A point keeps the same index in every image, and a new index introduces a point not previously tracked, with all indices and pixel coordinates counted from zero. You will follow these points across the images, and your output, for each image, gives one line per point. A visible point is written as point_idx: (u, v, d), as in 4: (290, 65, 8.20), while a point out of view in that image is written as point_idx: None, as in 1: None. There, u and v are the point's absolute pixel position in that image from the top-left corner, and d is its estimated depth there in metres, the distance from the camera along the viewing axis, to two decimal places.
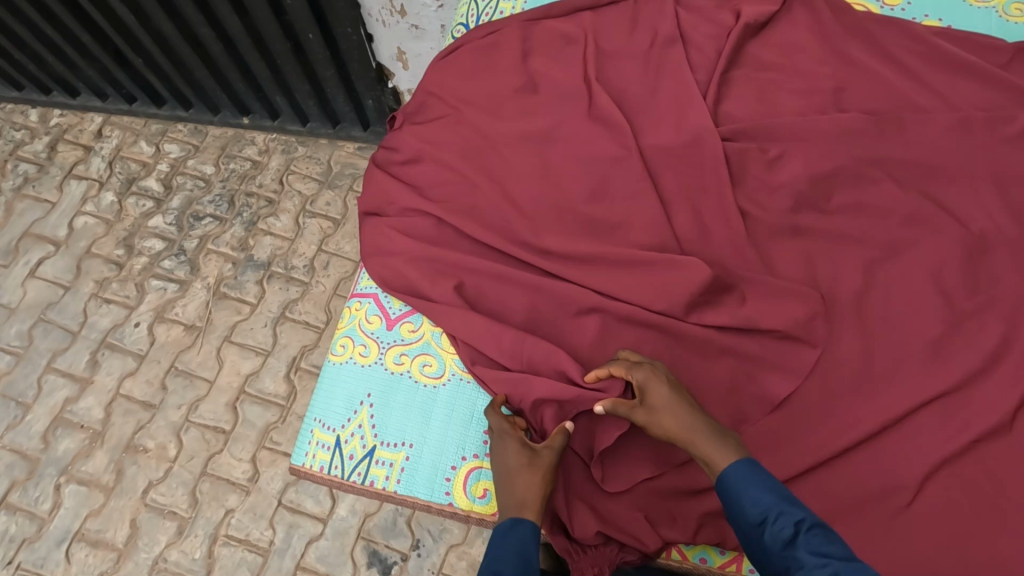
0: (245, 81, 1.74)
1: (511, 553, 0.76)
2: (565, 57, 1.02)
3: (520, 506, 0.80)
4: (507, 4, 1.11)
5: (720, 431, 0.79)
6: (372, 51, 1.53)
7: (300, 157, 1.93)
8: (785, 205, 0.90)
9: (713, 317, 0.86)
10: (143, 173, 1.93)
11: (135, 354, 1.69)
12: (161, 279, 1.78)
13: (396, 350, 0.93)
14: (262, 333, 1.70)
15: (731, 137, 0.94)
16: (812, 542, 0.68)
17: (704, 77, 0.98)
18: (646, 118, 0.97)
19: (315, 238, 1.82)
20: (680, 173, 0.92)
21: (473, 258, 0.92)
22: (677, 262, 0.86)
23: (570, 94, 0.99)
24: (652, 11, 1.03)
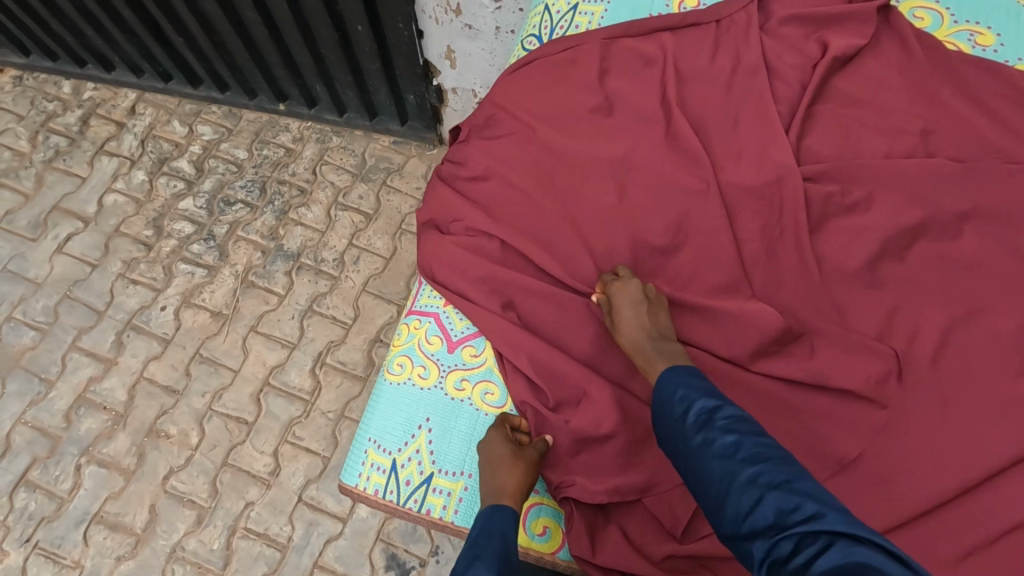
0: (285, 69, 1.69)
1: (494, 535, 0.73)
2: (642, 80, 0.99)
3: (494, 496, 0.79)
4: (583, 19, 1.07)
5: (664, 347, 0.83)
6: (420, 48, 1.49)
7: (335, 147, 1.90)
8: (864, 253, 0.88)
9: (781, 369, 0.84)
10: (175, 154, 1.90)
11: (161, 338, 1.67)
12: (189, 263, 1.76)
13: (457, 375, 0.92)
14: (289, 325, 1.68)
15: (812, 178, 0.91)
16: (723, 421, 0.73)
17: (786, 111, 0.95)
18: (724, 149, 0.94)
19: (347, 232, 1.79)
20: (757, 211, 0.90)
21: (540, 289, 0.90)
22: (753, 313, 0.85)
23: (646, 121, 0.96)
24: (735, 37, 1.00)
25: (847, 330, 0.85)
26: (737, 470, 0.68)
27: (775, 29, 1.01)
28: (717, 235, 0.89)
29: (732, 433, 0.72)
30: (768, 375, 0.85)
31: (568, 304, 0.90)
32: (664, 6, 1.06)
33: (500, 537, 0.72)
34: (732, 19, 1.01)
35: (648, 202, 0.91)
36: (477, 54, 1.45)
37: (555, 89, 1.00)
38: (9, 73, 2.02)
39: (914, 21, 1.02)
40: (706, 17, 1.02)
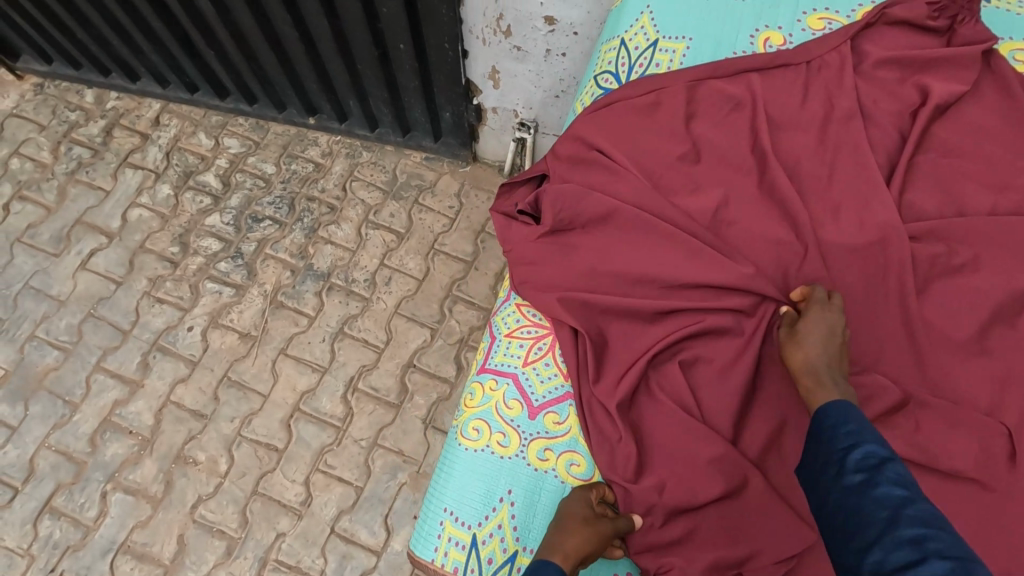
0: (319, 84, 1.64)
1: None
2: (729, 126, 0.87)
3: (547, 549, 0.75)
4: (665, 57, 0.94)
5: (842, 386, 0.74)
6: (464, 68, 1.44)
7: (365, 163, 1.85)
8: (974, 318, 0.78)
9: (887, 445, 0.73)
10: (201, 167, 1.85)
11: (188, 359, 1.63)
12: (216, 282, 1.71)
13: (539, 444, 0.86)
14: (320, 349, 1.64)
15: (920, 238, 0.80)
16: (896, 474, 0.64)
17: (885, 160, 0.84)
18: (816, 192, 0.84)
19: (378, 252, 1.75)
20: (862, 271, 0.80)
21: (627, 357, 0.85)
22: (859, 386, 0.76)
23: (724, 165, 0.87)
24: (826, 80, 0.87)
25: (955, 404, 0.75)
26: (901, 523, 0.59)
27: (875, 67, 0.87)
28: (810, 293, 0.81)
29: (903, 488, 0.62)
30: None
31: (657, 372, 0.85)
32: (748, 43, 0.92)
33: None
34: (824, 61, 0.88)
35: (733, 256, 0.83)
36: (523, 75, 1.40)
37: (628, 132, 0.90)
38: (31, 81, 1.97)
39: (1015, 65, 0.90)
40: (795, 55, 0.89)
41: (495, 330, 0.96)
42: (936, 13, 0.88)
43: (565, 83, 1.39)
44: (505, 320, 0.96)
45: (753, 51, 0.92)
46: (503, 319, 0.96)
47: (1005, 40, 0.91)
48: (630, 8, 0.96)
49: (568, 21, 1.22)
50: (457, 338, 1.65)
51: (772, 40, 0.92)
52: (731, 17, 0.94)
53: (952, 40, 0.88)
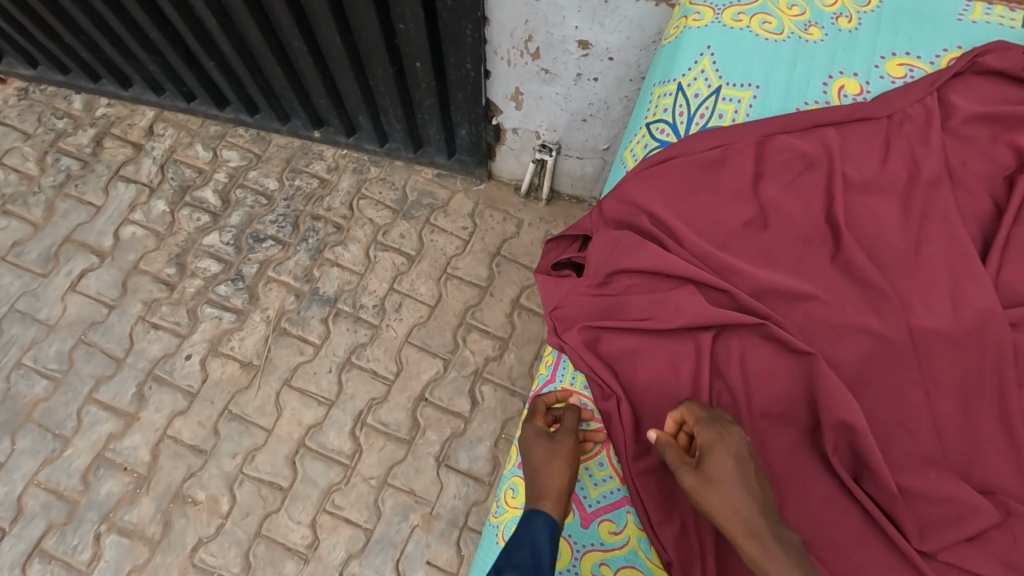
0: (328, 98, 1.54)
1: (523, 547, 0.69)
2: (802, 190, 0.81)
3: (537, 496, 0.74)
4: (727, 106, 0.86)
5: (776, 529, 0.65)
6: (486, 88, 1.35)
7: (373, 179, 1.75)
8: None
9: (978, 563, 0.66)
10: (198, 182, 1.75)
11: (186, 391, 1.54)
12: (215, 306, 1.62)
13: (593, 559, 0.76)
14: (327, 380, 1.55)
15: (1021, 324, 0.73)
16: None
17: (977, 233, 0.78)
18: (892, 266, 0.77)
19: (387, 276, 1.66)
20: (953, 362, 0.73)
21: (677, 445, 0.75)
22: (954, 500, 0.68)
23: (795, 232, 0.79)
24: (910, 138, 0.80)
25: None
26: None
27: (964, 125, 0.80)
28: (887, 382, 0.73)
29: None
30: (954, 567, 0.67)
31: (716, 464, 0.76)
32: (821, 91, 0.85)
33: (533, 551, 0.68)
34: (908, 114, 0.81)
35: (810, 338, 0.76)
36: (550, 98, 1.31)
37: (690, 195, 0.82)
38: (16, 85, 1.86)
39: None
40: (875, 107, 0.81)
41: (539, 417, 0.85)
42: None
43: (594, 107, 1.29)
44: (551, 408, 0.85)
45: (827, 101, 0.84)
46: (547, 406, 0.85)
47: None
48: (690, 47, 0.88)
49: (605, 46, 1.13)
50: (472, 369, 1.56)
51: (847, 88, 0.84)
52: (803, 61, 0.85)
53: None
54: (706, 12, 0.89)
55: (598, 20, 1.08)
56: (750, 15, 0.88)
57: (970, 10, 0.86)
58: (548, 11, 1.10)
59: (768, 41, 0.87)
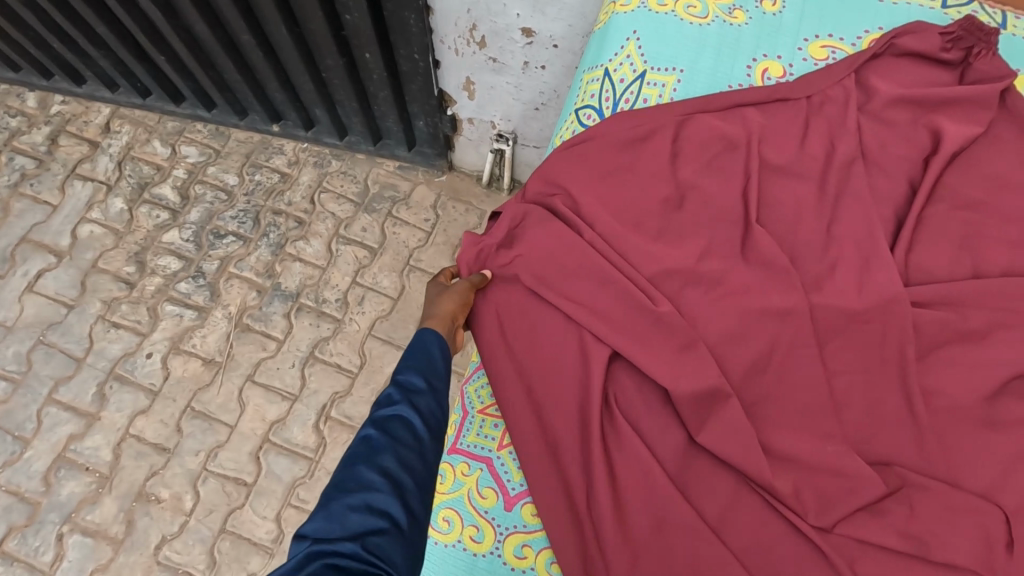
0: (284, 92, 1.52)
1: (416, 353, 0.76)
2: (722, 172, 0.81)
3: (425, 319, 0.80)
4: (652, 90, 0.86)
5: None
6: (437, 78, 1.35)
7: (334, 172, 1.74)
8: (977, 391, 0.72)
9: (879, 535, 0.68)
10: (157, 179, 1.73)
11: (148, 390, 1.53)
12: (176, 304, 1.61)
13: (516, 540, 0.77)
14: (290, 375, 1.55)
15: (928, 299, 0.74)
16: None
17: (892, 212, 0.79)
18: (807, 245, 0.78)
19: (349, 269, 1.65)
20: (861, 339, 0.74)
21: (569, 423, 0.76)
22: (846, 474, 0.70)
23: (717, 213, 0.80)
24: (829, 119, 0.81)
25: (962, 491, 0.69)
26: None
27: (881, 105, 0.81)
28: (801, 360, 0.74)
29: None
30: (854, 540, 0.69)
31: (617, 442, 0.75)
32: (745, 74, 0.85)
33: (424, 358, 0.76)
34: (828, 96, 0.82)
35: (731, 313, 0.76)
36: (501, 87, 1.31)
37: (612, 178, 0.83)
38: None
39: None
40: (795, 89, 0.83)
41: (467, 403, 0.86)
42: (949, 44, 0.82)
43: (545, 96, 1.29)
44: (478, 393, 0.86)
45: (750, 83, 0.85)
46: (474, 392, 0.86)
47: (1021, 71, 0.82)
48: (616, 32, 0.88)
49: (548, 34, 1.12)
50: None
51: (771, 71, 0.85)
52: (727, 46, 0.86)
53: (965, 74, 0.82)
54: None
55: (539, 8, 1.08)
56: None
57: None
58: None
59: (692, 25, 0.88)
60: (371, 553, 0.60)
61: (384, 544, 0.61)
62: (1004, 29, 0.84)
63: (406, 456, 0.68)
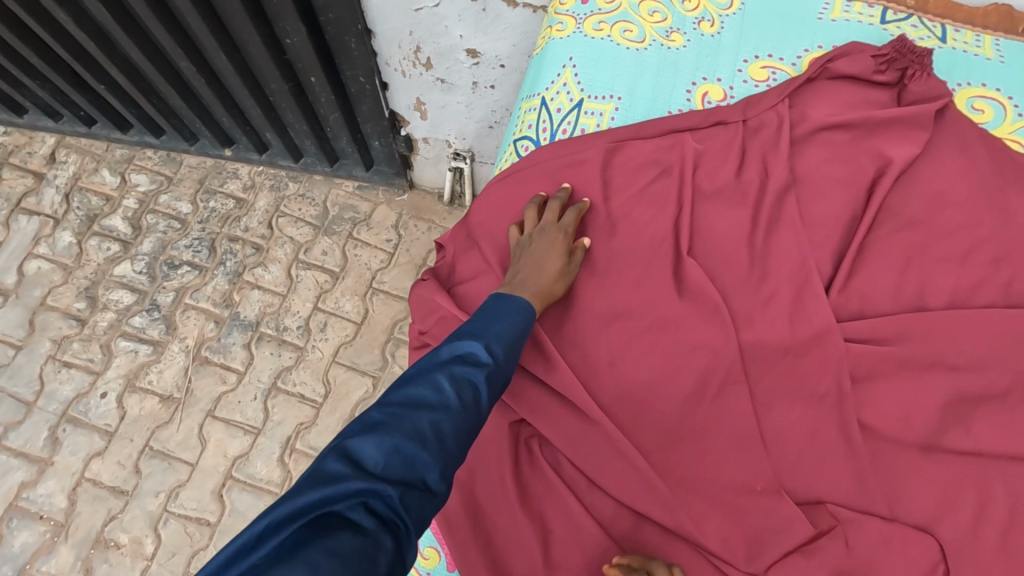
0: (231, 117, 1.47)
1: (510, 328, 0.69)
2: (655, 203, 0.79)
3: (535, 293, 0.73)
4: (590, 119, 0.85)
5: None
6: (386, 100, 1.32)
7: (292, 196, 1.70)
8: (916, 421, 0.69)
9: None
10: (106, 210, 1.67)
11: (103, 430, 1.48)
12: (131, 339, 1.55)
13: None
14: (252, 408, 1.50)
15: (866, 327, 0.72)
16: None
17: (827, 235, 0.76)
18: (744, 274, 0.76)
19: (311, 295, 1.61)
20: (797, 371, 0.72)
21: (497, 471, 0.73)
22: (772, 513, 0.68)
23: (653, 240, 0.78)
24: (763, 143, 0.79)
25: (912, 526, 0.66)
26: None
27: (820, 126, 0.79)
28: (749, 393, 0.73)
29: None
30: None
31: (550, 492, 0.73)
32: (685, 99, 0.84)
33: (512, 331, 0.69)
34: (762, 120, 0.80)
35: (669, 347, 0.74)
36: (453, 107, 1.28)
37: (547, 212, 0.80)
38: None
39: (970, 114, 0.80)
40: (732, 113, 0.81)
41: None
42: (884, 65, 0.80)
43: (498, 114, 1.26)
44: None
45: (691, 108, 0.83)
46: None
47: (960, 87, 0.81)
48: (552, 59, 0.87)
49: (494, 54, 1.09)
50: None
51: (711, 94, 0.84)
52: (667, 69, 0.85)
53: (902, 95, 0.80)
54: (568, 23, 0.87)
55: (481, 29, 1.04)
56: (611, 24, 0.87)
57: (830, 7, 0.86)
58: (430, 21, 1.06)
59: (629, 51, 0.86)
60: (401, 512, 0.54)
61: (413, 507, 0.55)
62: (944, 42, 0.84)
63: (464, 423, 0.61)
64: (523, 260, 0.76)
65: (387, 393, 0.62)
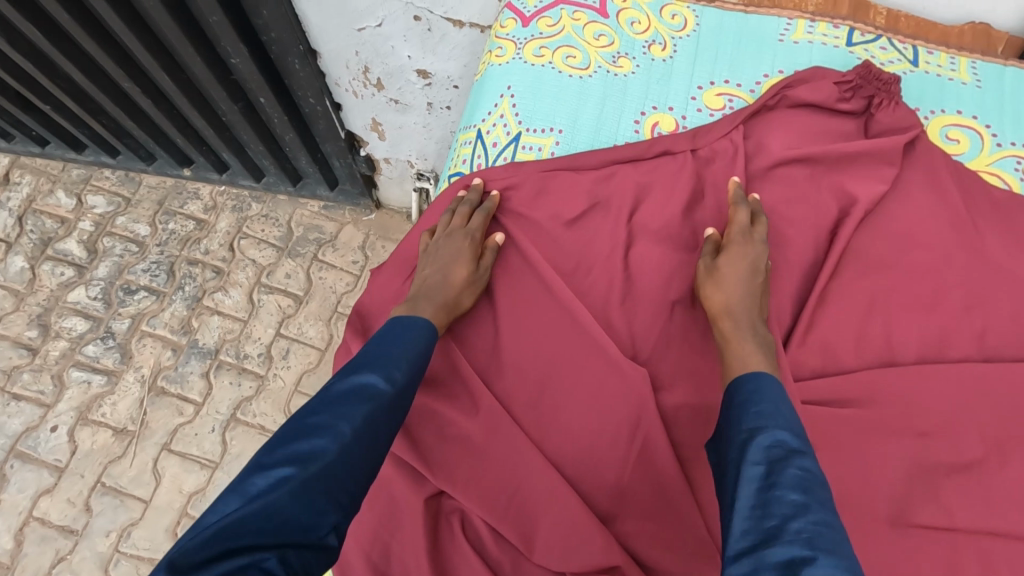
0: (185, 137, 1.41)
1: (413, 352, 0.67)
2: (606, 245, 0.77)
3: (438, 305, 0.72)
4: (528, 153, 0.81)
5: (760, 332, 0.66)
6: (341, 120, 1.26)
7: (255, 216, 1.64)
8: (884, 486, 0.63)
9: None
10: (61, 233, 1.61)
11: (53, 466, 1.41)
12: (84, 369, 1.49)
13: None
14: (210, 441, 1.44)
15: (824, 383, 0.67)
16: None
17: (784, 279, 0.72)
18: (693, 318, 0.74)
19: (273, 321, 1.54)
20: None
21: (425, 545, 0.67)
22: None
23: (602, 282, 0.75)
24: (718, 177, 0.77)
25: None
26: None
27: (774, 159, 0.76)
28: (687, 451, 0.69)
29: None
30: None
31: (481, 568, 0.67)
32: (633, 131, 0.81)
33: (410, 357, 0.67)
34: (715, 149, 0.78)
35: (617, 401, 0.70)
36: (409, 127, 1.22)
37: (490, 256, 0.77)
38: None
39: (945, 145, 0.75)
40: (680, 143, 0.78)
41: None
42: (849, 92, 0.77)
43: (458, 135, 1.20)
44: None
45: (639, 139, 0.81)
46: None
47: (933, 115, 0.76)
48: (490, 86, 0.85)
49: (445, 74, 1.05)
50: None
51: (662, 124, 0.81)
52: (613, 95, 0.83)
53: (869, 124, 0.77)
54: (508, 47, 0.85)
55: (430, 48, 1.00)
56: (553, 49, 0.85)
57: (793, 28, 0.83)
58: (375, 40, 1.01)
59: (573, 78, 0.84)
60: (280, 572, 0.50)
61: (296, 566, 0.52)
62: (916, 66, 0.79)
63: (357, 468, 0.59)
64: (428, 269, 0.76)
65: (264, 451, 0.57)
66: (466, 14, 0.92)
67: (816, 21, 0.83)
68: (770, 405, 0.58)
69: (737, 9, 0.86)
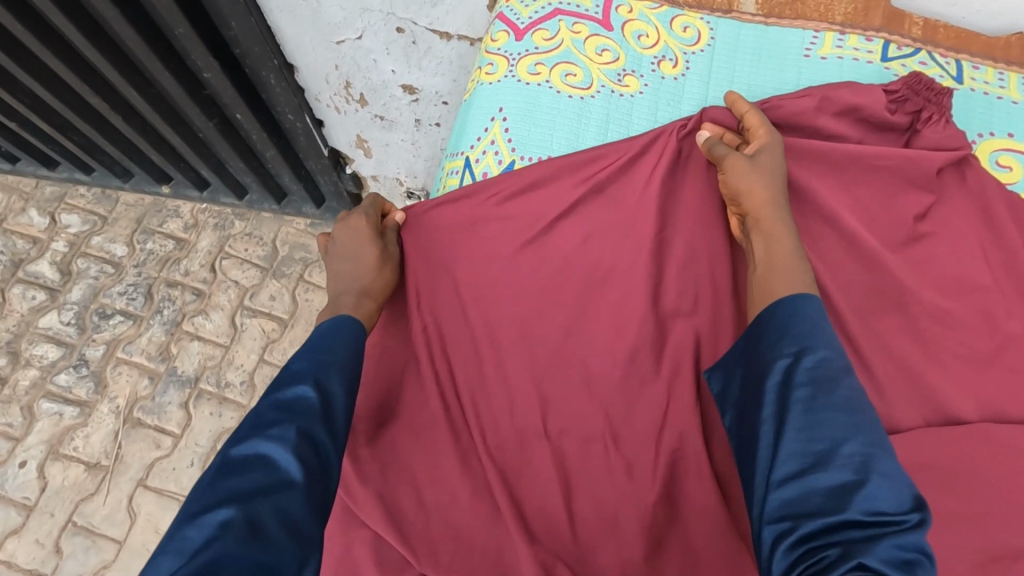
0: (160, 153, 1.32)
1: (340, 348, 0.64)
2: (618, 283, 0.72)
3: (359, 294, 0.70)
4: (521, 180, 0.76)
5: (790, 223, 0.65)
6: (323, 136, 1.18)
7: (238, 235, 1.55)
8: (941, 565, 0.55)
9: None
10: (32, 254, 1.53)
11: (21, 505, 1.33)
12: (54, 400, 1.40)
13: None
14: (188, 476, 1.35)
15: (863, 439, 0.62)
16: None
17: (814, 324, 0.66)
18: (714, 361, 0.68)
19: (256, 346, 1.46)
20: None
21: None
22: None
23: (612, 320, 0.72)
24: None
25: None
26: None
27: (801, 189, 0.70)
28: (707, 517, 0.63)
29: None
30: None
31: None
32: None
33: (335, 359, 0.62)
34: None
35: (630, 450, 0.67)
36: (397, 144, 1.14)
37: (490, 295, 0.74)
38: None
39: (996, 172, 0.71)
40: (693, 173, 0.73)
41: None
42: (895, 105, 0.71)
43: None
44: None
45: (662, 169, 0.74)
46: None
47: (981, 138, 0.72)
48: (480, 107, 0.79)
49: (433, 90, 0.98)
50: None
51: None
52: (615, 118, 0.77)
53: (913, 140, 0.72)
54: (499, 63, 0.80)
55: (414, 63, 0.93)
56: (549, 66, 0.79)
57: (819, 42, 0.77)
58: (355, 54, 0.93)
59: (572, 98, 0.78)
60: None
61: None
62: (960, 82, 0.74)
63: (315, 487, 0.54)
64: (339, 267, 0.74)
65: (197, 495, 0.52)
66: (453, 26, 0.85)
67: (846, 33, 0.77)
68: (810, 317, 0.56)
69: (755, 21, 0.79)
